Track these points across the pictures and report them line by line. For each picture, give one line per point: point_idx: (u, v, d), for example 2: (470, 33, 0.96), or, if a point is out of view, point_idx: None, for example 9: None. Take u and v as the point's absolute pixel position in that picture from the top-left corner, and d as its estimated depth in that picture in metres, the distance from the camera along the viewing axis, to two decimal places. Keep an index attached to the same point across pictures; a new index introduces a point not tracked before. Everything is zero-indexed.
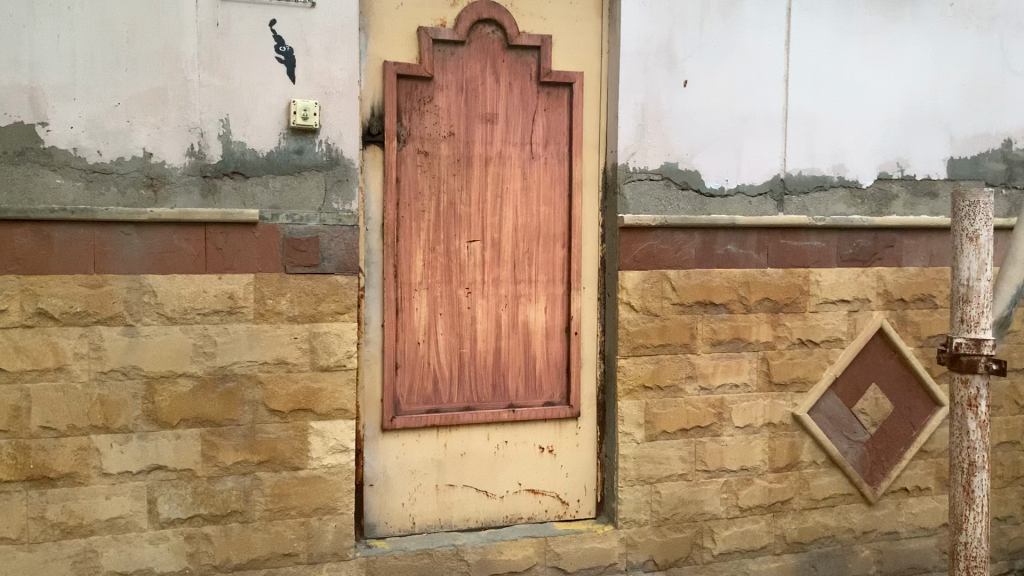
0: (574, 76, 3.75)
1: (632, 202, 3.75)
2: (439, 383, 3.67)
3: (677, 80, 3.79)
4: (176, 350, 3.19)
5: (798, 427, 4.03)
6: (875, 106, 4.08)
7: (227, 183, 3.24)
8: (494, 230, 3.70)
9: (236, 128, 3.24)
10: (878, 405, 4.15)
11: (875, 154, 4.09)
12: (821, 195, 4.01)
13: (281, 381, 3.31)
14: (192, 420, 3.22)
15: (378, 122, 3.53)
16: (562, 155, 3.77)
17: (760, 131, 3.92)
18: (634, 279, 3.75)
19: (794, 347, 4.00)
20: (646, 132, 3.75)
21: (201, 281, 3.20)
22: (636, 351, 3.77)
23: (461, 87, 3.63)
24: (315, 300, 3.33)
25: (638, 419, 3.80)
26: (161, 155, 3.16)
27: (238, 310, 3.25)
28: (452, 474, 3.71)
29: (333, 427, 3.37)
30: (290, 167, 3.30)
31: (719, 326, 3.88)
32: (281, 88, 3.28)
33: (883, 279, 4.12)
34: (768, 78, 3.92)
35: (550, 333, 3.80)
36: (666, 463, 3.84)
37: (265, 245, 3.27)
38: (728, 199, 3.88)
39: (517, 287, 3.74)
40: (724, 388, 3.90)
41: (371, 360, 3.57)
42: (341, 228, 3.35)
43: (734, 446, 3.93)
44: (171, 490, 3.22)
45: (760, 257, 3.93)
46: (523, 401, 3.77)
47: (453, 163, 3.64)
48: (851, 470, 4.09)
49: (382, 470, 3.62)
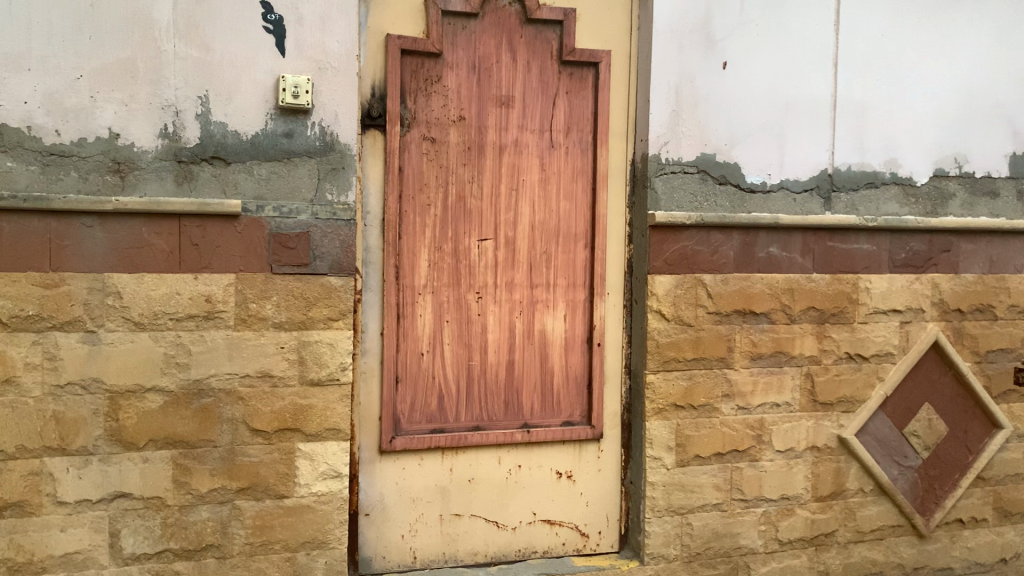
0: (600, 55, 3.34)
1: (664, 198, 3.34)
2: (445, 400, 3.25)
3: (716, 62, 3.38)
4: (144, 361, 2.77)
5: (844, 451, 3.61)
6: (932, 94, 3.66)
7: (206, 169, 2.83)
8: (509, 228, 3.29)
9: (217, 106, 2.83)
10: (932, 428, 3.72)
11: (931, 147, 3.67)
12: (871, 192, 3.60)
13: (265, 398, 2.89)
14: (161, 441, 2.81)
15: (379, 103, 3.11)
16: (585, 144, 3.37)
17: (806, 120, 3.51)
18: (666, 284, 3.33)
19: (841, 362, 3.59)
20: (680, 120, 3.35)
21: (173, 282, 2.79)
22: (667, 365, 3.36)
23: (473, 66, 3.22)
24: (305, 305, 2.91)
25: (669, 442, 3.38)
26: (130, 136, 2.75)
27: (216, 315, 2.83)
28: (458, 502, 3.29)
29: (324, 450, 2.96)
30: (278, 152, 2.89)
31: (759, 338, 3.46)
32: (269, 62, 2.87)
33: (939, 287, 3.70)
34: (815, 61, 3.51)
35: (570, 344, 3.38)
36: (698, 491, 3.42)
37: (249, 241, 2.86)
38: (770, 196, 3.47)
39: (533, 291, 3.32)
40: (763, 407, 3.49)
41: (369, 374, 3.16)
42: (336, 222, 2.94)
43: (774, 473, 3.51)
44: (137, 522, 2.80)
45: (805, 262, 3.52)
46: (539, 421, 3.36)
47: (464, 152, 3.22)
48: (901, 499, 3.66)
49: (379, 497, 3.20)
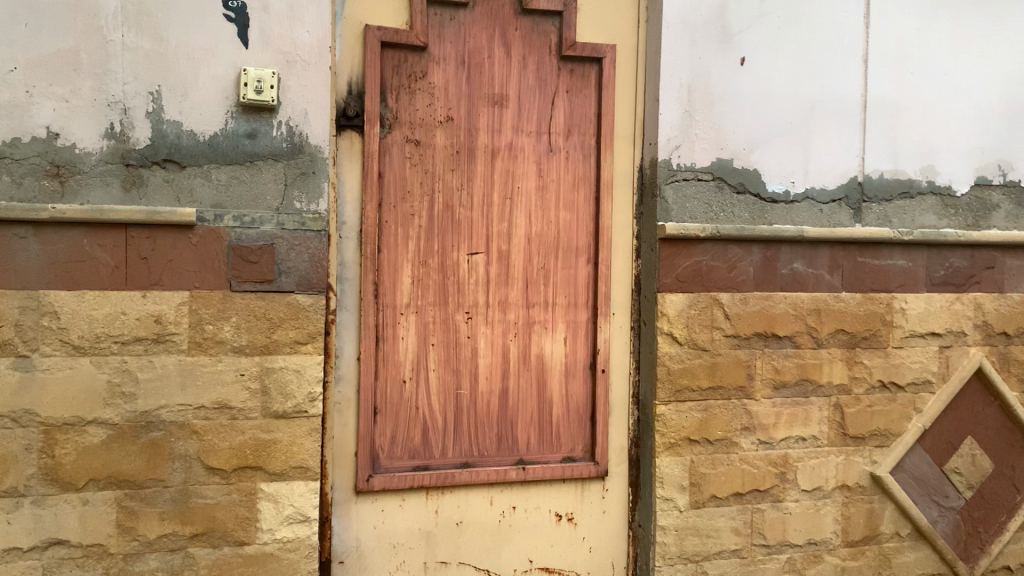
0: (605, 49, 3.02)
1: (676, 208, 3.00)
2: (430, 433, 2.90)
3: (732, 57, 3.04)
4: (84, 390, 2.45)
5: (877, 491, 3.23)
6: (973, 94, 3.30)
7: (157, 173, 2.51)
8: (502, 241, 2.95)
9: (171, 103, 2.51)
10: (976, 465, 3.33)
11: (972, 153, 3.32)
12: (905, 203, 3.25)
13: (223, 432, 2.56)
14: (104, 481, 2.47)
15: (356, 102, 2.79)
16: (588, 148, 3.04)
17: (832, 122, 3.17)
18: (678, 304, 2.99)
19: (874, 391, 3.22)
20: (693, 121, 3.01)
21: (119, 300, 2.47)
22: (679, 396, 3.00)
23: (462, 61, 2.90)
24: (268, 327, 2.58)
25: (681, 481, 3.02)
26: (71, 136, 2.44)
27: (168, 338, 2.51)
28: (445, 547, 2.94)
29: (290, 491, 2.62)
30: (239, 154, 2.58)
31: (783, 364, 3.10)
32: (230, 53, 2.56)
33: (982, 308, 3.34)
34: (843, 57, 3.17)
35: (571, 371, 3.04)
36: (715, 536, 3.06)
37: (206, 255, 2.53)
38: (794, 206, 3.12)
39: (529, 311, 2.98)
40: (787, 442, 3.12)
41: (344, 404, 2.81)
42: (304, 234, 2.62)
43: (800, 515, 3.14)
44: (75, 572, 2.47)
45: (833, 279, 3.17)
46: (535, 456, 3.01)
47: (451, 156, 2.90)
48: (942, 545, 3.27)
49: (355, 542, 2.85)
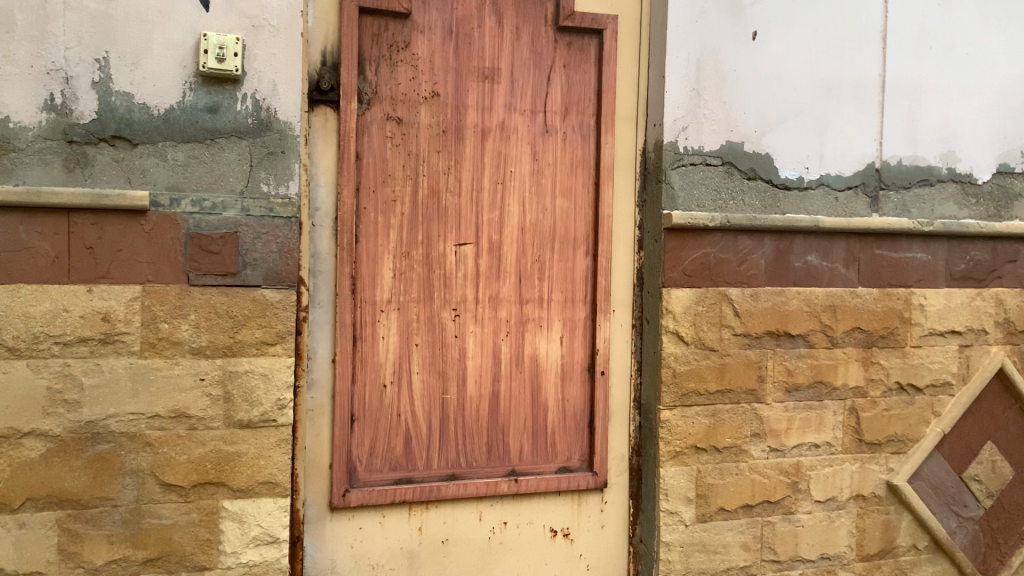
0: (605, 20, 2.76)
1: (682, 195, 2.75)
2: (413, 442, 2.63)
3: (744, 31, 2.79)
4: (20, 399, 2.15)
5: (894, 501, 3.00)
6: (996, 75, 3.08)
7: (105, 151, 2.22)
8: (493, 230, 2.68)
9: (120, 72, 2.22)
10: (996, 472, 3.09)
11: (994, 139, 3.09)
12: (925, 191, 3.02)
13: (180, 444, 2.27)
14: (43, 501, 2.18)
15: (331, 74, 2.51)
16: (587, 129, 2.78)
17: (849, 103, 2.93)
18: (684, 300, 2.74)
19: (891, 394, 2.99)
20: (701, 101, 2.76)
21: (60, 296, 2.17)
22: (685, 400, 2.75)
23: (449, 30, 2.62)
24: (231, 326, 2.30)
25: (687, 493, 2.77)
26: (3, 107, 2.13)
27: (117, 339, 2.21)
28: (429, 568, 2.67)
29: (256, 509, 2.34)
30: (199, 130, 2.28)
31: (796, 365, 2.87)
32: (188, 17, 2.26)
33: (1004, 304, 3.11)
34: (861, 33, 2.93)
35: (567, 373, 2.78)
36: (723, 552, 2.82)
37: (160, 244, 2.24)
38: (808, 193, 2.88)
39: (522, 308, 2.72)
40: (800, 449, 2.89)
41: (317, 411, 2.54)
42: (272, 221, 2.34)
43: (813, 528, 2.91)
44: None
45: (849, 273, 2.93)
46: (528, 467, 2.75)
47: (437, 136, 2.62)
48: (961, 557, 3.05)
49: (330, 564, 2.58)
